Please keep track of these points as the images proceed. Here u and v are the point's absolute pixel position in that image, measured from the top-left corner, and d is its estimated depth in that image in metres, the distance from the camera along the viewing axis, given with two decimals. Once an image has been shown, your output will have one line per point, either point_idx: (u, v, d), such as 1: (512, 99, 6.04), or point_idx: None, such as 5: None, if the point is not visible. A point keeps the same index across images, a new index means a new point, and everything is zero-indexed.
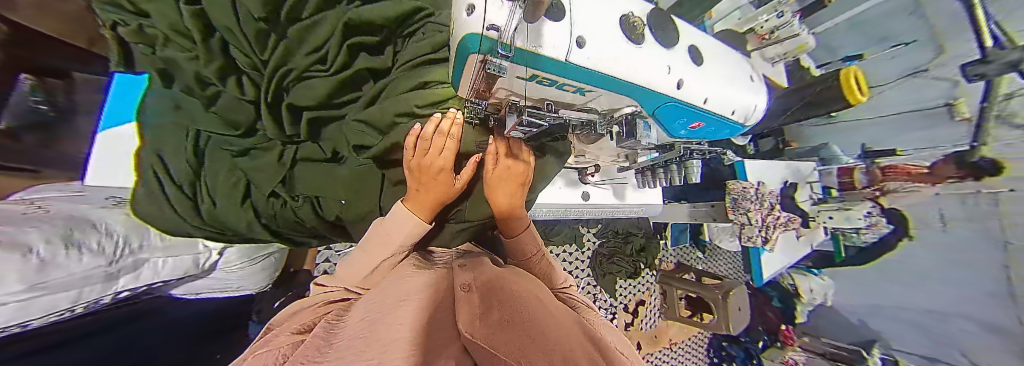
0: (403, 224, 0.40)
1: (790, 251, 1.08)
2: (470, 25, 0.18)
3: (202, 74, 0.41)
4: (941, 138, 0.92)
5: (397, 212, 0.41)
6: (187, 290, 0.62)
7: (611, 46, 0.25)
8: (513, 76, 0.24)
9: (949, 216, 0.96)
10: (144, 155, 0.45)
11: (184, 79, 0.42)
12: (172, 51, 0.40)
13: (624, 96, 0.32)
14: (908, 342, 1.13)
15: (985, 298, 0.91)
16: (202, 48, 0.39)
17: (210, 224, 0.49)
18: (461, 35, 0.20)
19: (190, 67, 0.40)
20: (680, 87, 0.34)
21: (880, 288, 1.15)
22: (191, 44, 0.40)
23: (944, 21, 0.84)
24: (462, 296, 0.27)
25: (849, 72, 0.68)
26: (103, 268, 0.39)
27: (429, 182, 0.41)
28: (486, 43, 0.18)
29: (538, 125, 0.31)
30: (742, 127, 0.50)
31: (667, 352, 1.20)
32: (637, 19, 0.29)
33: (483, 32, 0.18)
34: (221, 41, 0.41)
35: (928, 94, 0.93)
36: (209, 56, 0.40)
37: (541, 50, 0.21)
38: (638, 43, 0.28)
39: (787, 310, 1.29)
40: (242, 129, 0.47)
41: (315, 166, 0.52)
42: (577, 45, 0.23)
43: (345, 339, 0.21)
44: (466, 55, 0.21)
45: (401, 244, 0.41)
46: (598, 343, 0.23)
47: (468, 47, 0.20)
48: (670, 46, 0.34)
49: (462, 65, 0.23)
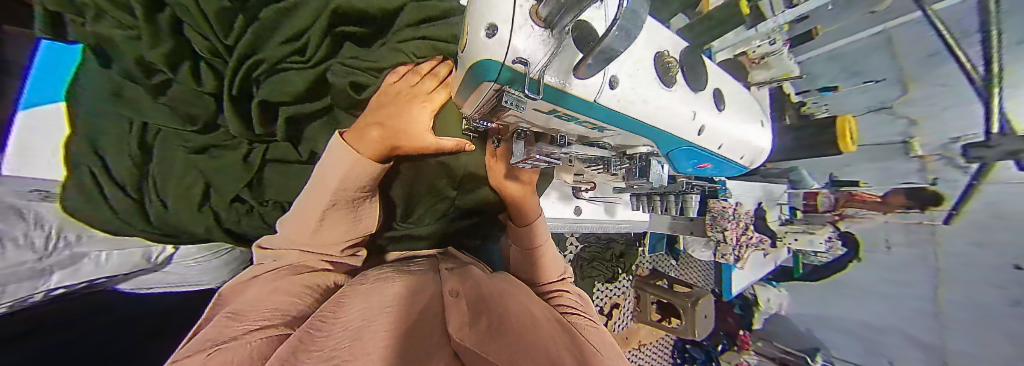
0: (338, 160, 0.32)
1: (756, 268, 1.16)
2: (490, 51, 0.15)
3: (144, 58, 0.36)
4: (893, 172, 1.04)
5: (332, 146, 0.33)
6: (136, 285, 0.54)
7: (640, 89, 0.25)
8: (531, 107, 0.22)
9: (892, 240, 1.08)
10: (77, 150, 0.39)
11: (123, 63, 0.36)
12: (105, 25, 0.34)
13: (642, 136, 0.32)
14: (846, 351, 1.28)
15: (920, 318, 1.05)
16: (147, 28, 0.33)
17: (160, 227, 0.45)
18: (473, 55, 0.17)
19: (128, 48, 0.34)
20: (699, 133, 0.36)
21: (832, 302, 1.28)
22: (131, 21, 0.34)
23: (914, 68, 0.96)
24: (450, 301, 0.26)
25: (845, 121, 0.73)
26: (30, 264, 0.40)
27: (401, 99, 0.36)
28: (508, 73, 0.17)
29: (549, 160, 0.33)
30: (745, 169, 0.52)
31: (635, 352, 1.25)
32: (671, 59, 0.28)
33: (507, 62, 0.16)
34: (172, 21, 0.36)
35: (886, 132, 1.05)
36: (156, 38, 0.34)
37: (569, 88, 0.20)
38: (668, 86, 0.28)
39: (745, 317, 1.38)
40: (199, 125, 0.42)
41: (287, 166, 0.49)
42: (609, 86, 0.22)
43: (331, 345, 0.19)
44: (480, 81, 0.18)
45: (337, 188, 0.33)
46: (587, 354, 0.22)
47: (482, 74, 0.17)
48: (696, 90, 0.34)
49: (471, 90, 0.22)
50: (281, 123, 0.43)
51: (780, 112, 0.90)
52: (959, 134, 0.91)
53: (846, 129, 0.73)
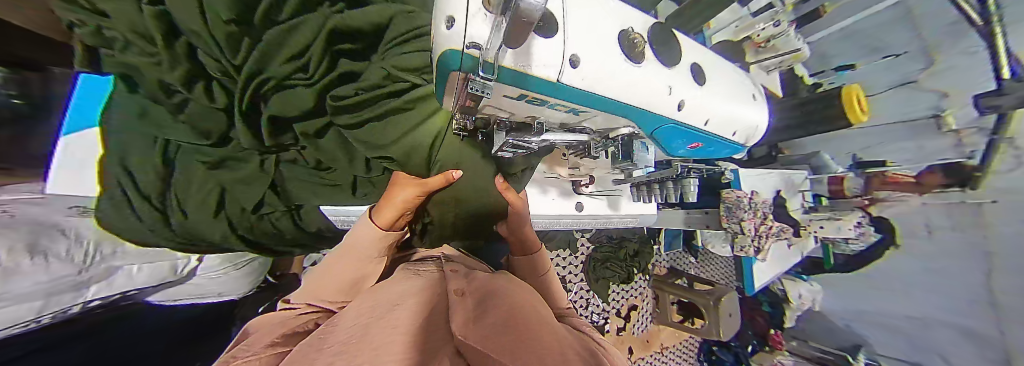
0: (364, 232, 0.38)
1: (782, 260, 1.09)
2: (449, 41, 0.19)
3: (164, 80, 0.39)
4: (927, 148, 0.98)
5: (360, 224, 0.39)
6: (166, 296, 0.57)
7: (608, 66, 0.26)
8: (500, 94, 0.25)
9: (934, 225, 1.01)
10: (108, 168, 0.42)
11: (145, 86, 0.40)
12: (132, 55, 0.37)
13: (618, 116, 0.33)
14: (891, 348, 1.17)
15: (966, 306, 0.97)
16: (166, 52, 0.36)
17: (182, 237, 0.48)
18: (439, 49, 0.20)
19: (152, 73, 0.38)
20: (681, 108, 0.35)
21: (869, 294, 1.20)
22: (151, 48, 0.37)
23: (937, 35, 0.89)
24: (454, 299, 0.24)
25: (851, 90, 0.70)
26: (73, 277, 0.37)
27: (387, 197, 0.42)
28: (468, 60, 0.20)
29: (521, 145, 0.37)
30: (742, 147, 0.51)
31: (657, 356, 1.20)
32: (637, 36, 0.30)
33: (464, 49, 0.19)
34: (186, 46, 0.38)
35: (916, 105, 0.98)
36: (172, 61, 0.37)
37: (530, 69, 0.22)
38: (637, 61, 0.29)
39: (775, 315, 1.26)
40: (213, 139, 0.45)
41: (299, 170, 0.54)
42: (570, 65, 0.23)
43: (342, 329, 0.19)
44: (447, 72, 0.22)
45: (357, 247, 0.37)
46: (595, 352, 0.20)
47: (449, 64, 0.21)
48: (671, 64, 0.34)
49: (444, 85, 0.25)
50: (267, 131, 0.45)
51: (792, 96, 0.87)
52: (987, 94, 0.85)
53: (851, 100, 0.70)
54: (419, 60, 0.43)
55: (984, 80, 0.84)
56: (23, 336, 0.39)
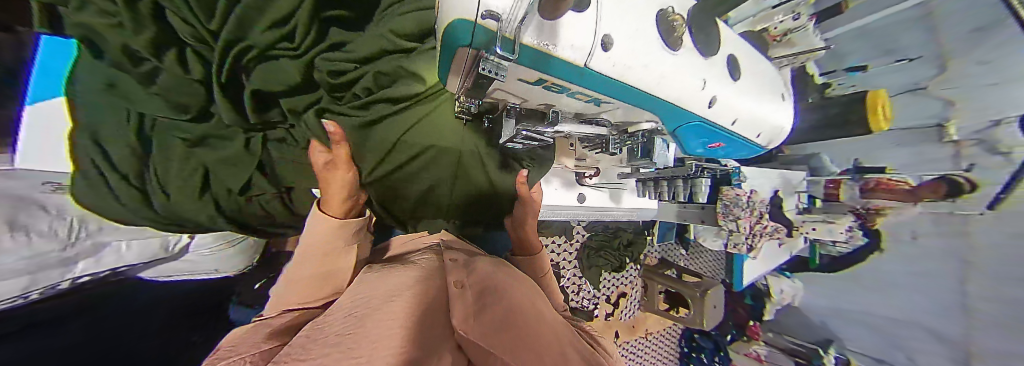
0: (320, 228, 0.34)
1: (771, 259, 1.11)
2: (458, 8, 0.16)
3: (130, 46, 0.36)
4: (927, 155, 0.98)
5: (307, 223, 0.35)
6: (157, 272, 0.55)
7: (637, 51, 0.24)
8: (515, 77, 0.23)
9: (919, 231, 1.04)
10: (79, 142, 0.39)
11: (109, 52, 0.37)
12: (88, 16, 0.34)
13: (643, 110, 0.31)
14: (861, 344, 1.21)
15: (938, 311, 1.00)
16: (128, 12, 0.33)
17: (168, 218, 0.46)
18: (446, 19, 0.18)
19: (114, 38, 0.35)
20: (711, 105, 0.34)
21: (852, 294, 1.21)
22: (113, 9, 0.34)
23: (952, 40, 0.88)
24: (454, 292, 0.22)
25: (876, 95, 0.68)
26: (56, 253, 0.36)
27: (327, 182, 0.38)
28: (481, 34, 0.17)
29: (536, 135, 0.35)
30: (763, 150, 0.49)
31: (641, 340, 1.26)
32: (676, 16, 0.27)
33: (477, 20, 0.16)
34: (152, 7, 0.35)
35: (923, 113, 0.98)
36: (138, 24, 0.35)
37: (556, 50, 0.20)
38: (673, 49, 0.27)
39: (756, 307, 1.32)
40: (191, 113, 0.43)
41: (286, 148, 0.51)
42: (602, 47, 0.21)
43: (337, 322, 0.18)
44: (456, 47, 0.19)
45: (318, 245, 0.33)
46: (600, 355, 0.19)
47: (458, 37, 0.18)
48: (709, 55, 0.32)
49: (450, 63, 0.23)
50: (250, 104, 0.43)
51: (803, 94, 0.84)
52: (997, 106, 0.84)
53: (877, 106, 0.68)
54: (417, 27, 0.43)
55: (1002, 89, 0.83)
56: (15, 310, 0.39)
